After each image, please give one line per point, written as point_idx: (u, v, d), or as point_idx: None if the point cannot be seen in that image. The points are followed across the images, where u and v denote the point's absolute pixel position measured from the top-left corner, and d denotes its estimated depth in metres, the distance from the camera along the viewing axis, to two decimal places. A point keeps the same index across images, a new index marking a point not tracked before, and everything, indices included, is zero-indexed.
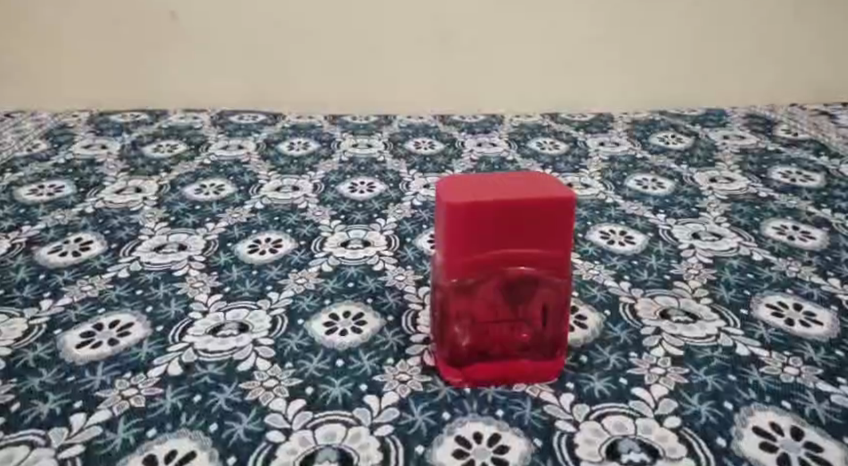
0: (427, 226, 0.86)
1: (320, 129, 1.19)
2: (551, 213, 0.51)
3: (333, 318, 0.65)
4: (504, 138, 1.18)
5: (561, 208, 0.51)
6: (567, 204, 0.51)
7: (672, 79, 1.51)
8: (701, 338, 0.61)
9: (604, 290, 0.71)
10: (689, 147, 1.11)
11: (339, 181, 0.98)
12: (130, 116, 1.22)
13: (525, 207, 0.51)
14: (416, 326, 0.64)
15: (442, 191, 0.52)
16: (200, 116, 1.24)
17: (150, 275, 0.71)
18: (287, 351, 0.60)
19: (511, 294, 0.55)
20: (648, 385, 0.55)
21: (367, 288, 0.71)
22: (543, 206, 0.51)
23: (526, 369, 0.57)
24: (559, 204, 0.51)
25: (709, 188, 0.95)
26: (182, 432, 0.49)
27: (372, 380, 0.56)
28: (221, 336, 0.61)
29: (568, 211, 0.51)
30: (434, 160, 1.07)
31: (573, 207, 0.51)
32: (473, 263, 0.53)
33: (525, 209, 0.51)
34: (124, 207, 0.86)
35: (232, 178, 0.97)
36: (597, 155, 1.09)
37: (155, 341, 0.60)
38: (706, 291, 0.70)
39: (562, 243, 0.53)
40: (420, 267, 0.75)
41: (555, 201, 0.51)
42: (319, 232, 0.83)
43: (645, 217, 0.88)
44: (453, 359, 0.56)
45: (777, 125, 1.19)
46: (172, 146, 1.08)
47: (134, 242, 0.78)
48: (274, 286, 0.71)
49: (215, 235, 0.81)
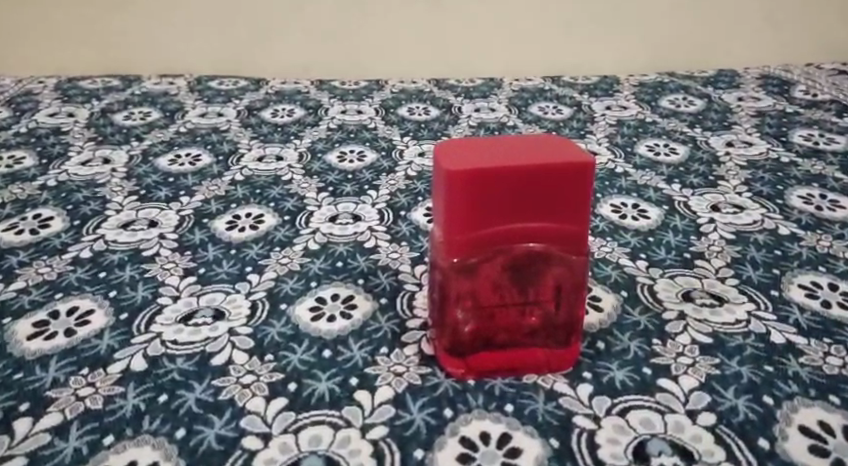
0: (423, 198, 0.79)
1: (306, 95, 1.11)
2: (566, 181, 0.44)
3: (319, 302, 0.59)
4: (504, 103, 1.10)
5: (577, 177, 0.44)
6: (584, 171, 0.44)
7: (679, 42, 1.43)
8: (731, 325, 0.55)
9: (619, 269, 0.64)
10: (702, 110, 1.04)
11: (327, 150, 0.91)
12: (102, 82, 1.13)
13: (538, 176, 0.44)
14: (413, 310, 0.58)
15: (440, 158, 0.45)
16: (176, 81, 1.15)
17: (115, 255, 0.64)
18: (268, 341, 0.53)
19: (519, 275, 0.48)
20: (675, 376, 0.49)
21: (358, 268, 0.64)
22: (557, 173, 0.44)
23: (537, 358, 0.51)
24: (575, 173, 0.44)
25: (726, 153, 0.89)
26: (144, 440, 0.43)
27: (364, 373, 0.50)
28: (192, 325, 0.54)
29: (586, 178, 0.44)
30: (429, 126, 1.00)
31: (591, 174, 0.44)
32: (476, 241, 0.46)
33: (537, 178, 0.44)
34: (90, 180, 0.79)
35: (210, 147, 0.90)
36: (604, 120, 1.02)
37: (117, 331, 0.53)
38: (732, 271, 0.64)
39: (578, 215, 0.46)
40: (416, 244, 0.69)
41: (571, 167, 0.44)
42: (305, 207, 0.76)
43: (659, 187, 0.81)
44: (456, 348, 0.50)
45: (793, 86, 1.12)
46: (145, 113, 1.00)
47: (100, 219, 0.71)
48: (255, 267, 0.64)
49: (191, 209, 0.74)
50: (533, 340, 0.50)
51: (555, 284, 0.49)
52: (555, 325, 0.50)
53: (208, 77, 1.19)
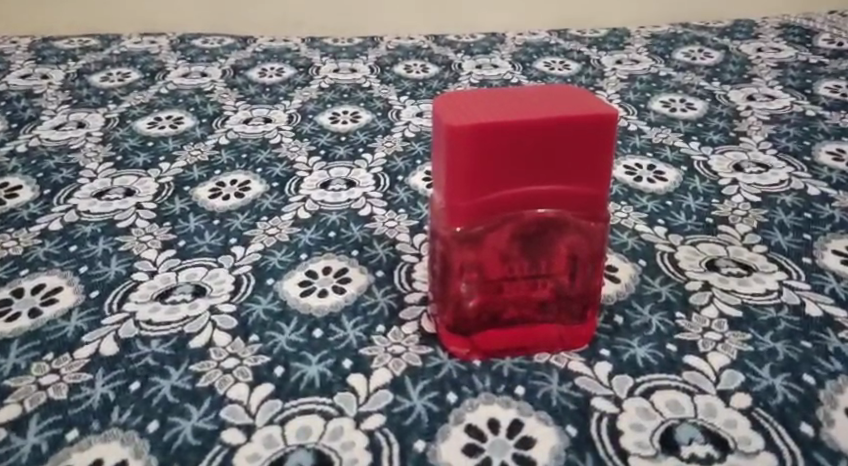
0: (422, 161, 0.73)
1: (296, 53, 1.04)
2: (583, 137, 0.39)
3: (309, 276, 0.54)
4: (507, 58, 1.04)
5: (596, 132, 0.39)
6: (605, 125, 0.39)
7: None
8: (761, 296, 0.50)
9: (636, 237, 0.59)
10: (719, 62, 1.00)
11: (318, 111, 0.85)
12: (78, 41, 1.07)
13: (552, 131, 0.38)
14: (412, 283, 0.53)
15: (441, 112, 0.39)
16: (158, 39, 1.09)
17: (88, 227, 0.59)
18: (253, 320, 0.48)
19: (530, 244, 0.43)
20: (704, 354, 0.44)
21: (352, 238, 0.59)
22: (575, 127, 0.38)
23: (549, 334, 0.46)
24: (595, 126, 0.39)
25: (747, 107, 0.85)
26: (112, 435, 0.38)
27: (358, 354, 0.45)
28: (170, 303, 0.49)
29: (607, 134, 0.39)
30: (428, 84, 0.94)
31: (612, 129, 0.39)
32: (482, 207, 0.41)
33: (552, 133, 0.38)
34: (63, 146, 0.74)
35: (192, 109, 0.84)
36: (614, 75, 0.97)
37: (87, 311, 0.48)
38: (759, 237, 0.59)
39: (597, 175, 0.41)
40: (415, 212, 0.63)
41: (590, 121, 0.38)
42: (294, 172, 0.70)
43: (676, 147, 0.76)
44: (460, 326, 0.45)
45: (817, 35, 1.08)
46: (123, 74, 0.94)
47: (72, 187, 0.66)
48: (239, 238, 0.59)
49: (171, 176, 0.68)
50: (545, 315, 0.45)
51: (569, 253, 0.44)
52: (569, 299, 0.45)
53: (192, 35, 1.12)
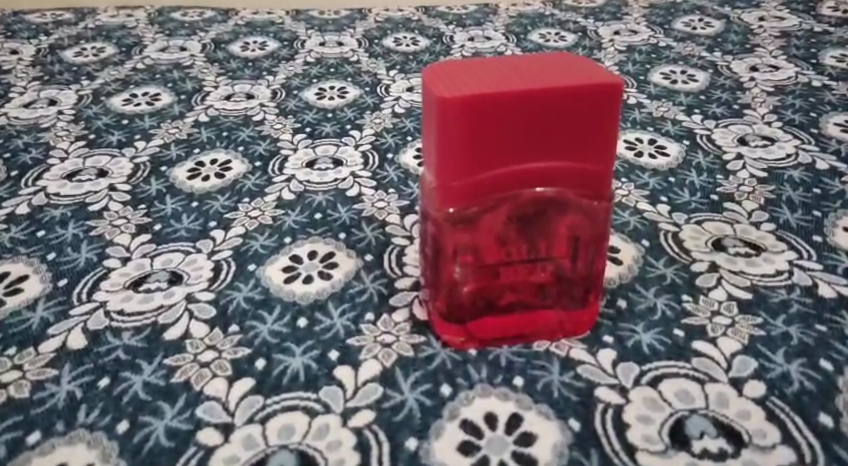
0: (413, 138, 0.70)
1: (280, 26, 1.00)
2: (585, 109, 0.36)
3: (294, 261, 0.50)
4: (500, 30, 1.00)
5: (598, 104, 0.36)
6: (609, 94, 0.35)
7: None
8: (772, 277, 0.47)
9: (638, 216, 0.56)
10: (720, 33, 0.96)
11: (303, 87, 0.81)
12: (52, 15, 1.02)
13: (551, 103, 0.35)
14: (403, 268, 0.50)
15: (430, 84, 0.36)
16: (135, 13, 1.04)
17: (57, 211, 0.56)
18: (233, 309, 0.45)
19: (528, 225, 0.40)
20: (713, 339, 0.42)
21: (339, 220, 0.56)
22: (577, 98, 0.35)
23: (550, 322, 0.43)
24: (598, 97, 0.35)
25: (750, 78, 0.82)
26: (78, 437, 0.35)
27: (345, 345, 0.42)
28: (144, 291, 0.46)
29: (612, 105, 0.36)
30: (418, 57, 0.90)
31: (617, 99, 0.36)
32: (476, 187, 0.37)
33: (552, 105, 0.35)
34: (33, 125, 0.70)
35: (170, 85, 0.80)
36: (612, 46, 0.93)
37: (53, 301, 0.45)
38: (767, 214, 0.56)
39: (600, 151, 0.38)
40: (406, 191, 0.60)
41: (593, 90, 0.35)
42: (278, 151, 0.67)
43: (678, 120, 0.73)
44: (454, 314, 0.42)
45: (821, 3, 1.05)
46: (98, 49, 0.90)
47: (42, 169, 0.62)
48: (220, 222, 0.55)
49: (147, 156, 0.65)
50: (545, 302, 0.42)
51: (570, 235, 0.41)
52: (570, 283, 0.42)
53: (172, 8, 1.07)
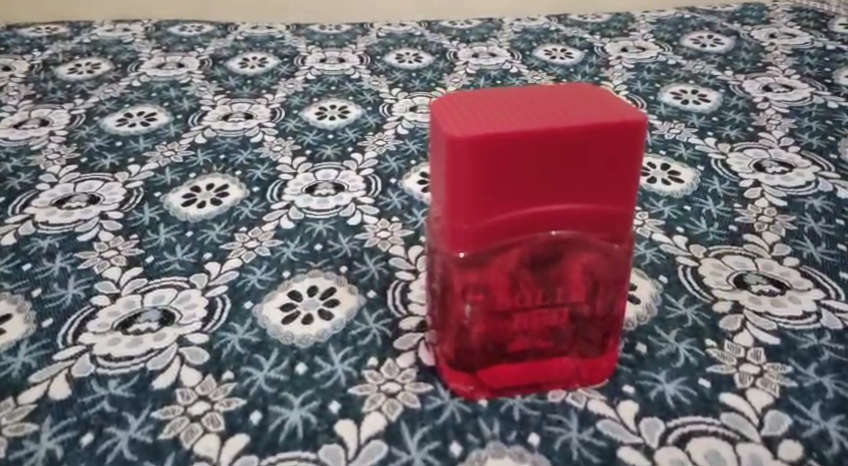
0: (416, 161, 0.67)
1: (280, 41, 0.97)
2: (606, 149, 0.33)
3: (292, 298, 0.48)
4: (505, 46, 0.97)
5: (620, 142, 0.33)
6: (634, 132, 0.33)
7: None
8: (799, 320, 0.45)
9: (654, 248, 0.54)
10: (731, 50, 0.94)
11: (303, 106, 0.78)
12: (46, 29, 0.99)
13: (569, 142, 0.32)
14: (408, 306, 0.47)
15: (439, 119, 0.33)
16: (132, 27, 1.02)
17: (44, 242, 0.53)
18: (227, 354, 0.42)
19: (544, 269, 0.37)
20: (742, 390, 0.39)
21: (340, 252, 0.53)
22: (597, 137, 0.33)
23: (565, 369, 0.40)
24: (621, 135, 0.33)
25: (764, 98, 0.79)
26: None
27: (347, 395, 0.39)
28: (133, 333, 0.44)
29: (635, 143, 0.33)
30: (421, 75, 0.87)
31: (641, 137, 0.33)
32: (488, 231, 0.34)
33: (571, 144, 0.32)
34: (23, 146, 0.67)
35: (166, 104, 0.77)
36: (620, 64, 0.91)
37: (36, 345, 0.42)
38: (790, 248, 0.53)
39: (621, 192, 0.35)
40: (410, 220, 0.57)
41: (616, 128, 0.33)
42: (277, 175, 0.64)
43: (691, 143, 0.70)
44: (463, 362, 0.39)
45: (831, 19, 1.02)
46: (93, 65, 0.87)
47: (30, 194, 0.59)
48: (215, 253, 0.53)
49: (140, 181, 0.62)
50: (561, 349, 0.39)
51: (588, 280, 0.38)
52: (588, 329, 0.39)
53: (170, 22, 1.05)
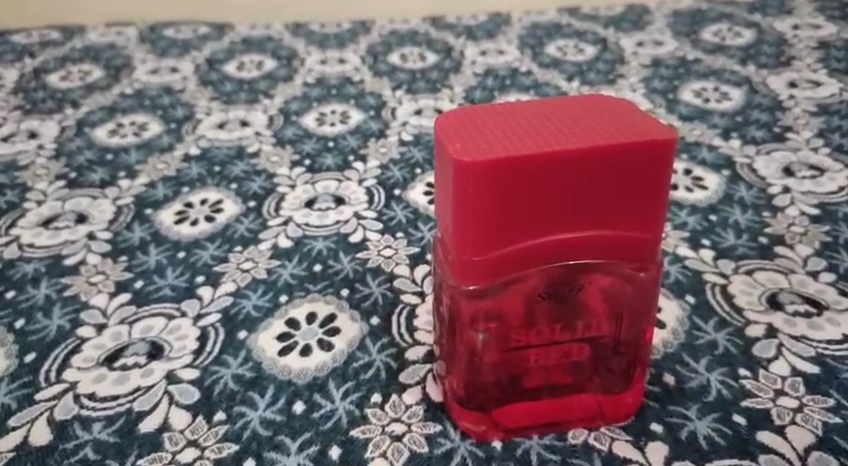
0: (422, 170, 0.64)
1: (278, 42, 0.94)
2: (629, 170, 0.29)
3: (290, 327, 0.44)
4: (513, 43, 0.93)
5: (646, 161, 0.29)
6: (663, 151, 0.29)
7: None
8: (840, 345, 0.41)
9: (679, 264, 0.50)
10: (752, 43, 0.89)
11: (302, 111, 0.75)
12: (38, 35, 0.96)
13: (589, 164, 0.29)
14: (414, 334, 0.44)
15: (444, 140, 0.30)
16: (125, 30, 0.98)
17: (29, 266, 0.50)
18: (219, 392, 0.39)
19: (562, 300, 0.33)
20: (780, 428, 0.35)
21: (341, 273, 0.50)
22: (621, 157, 0.29)
23: (587, 405, 0.36)
24: (649, 154, 0.29)
25: (789, 95, 0.75)
26: None
27: (348, 438, 0.36)
28: (119, 369, 0.41)
29: (664, 162, 0.29)
30: (426, 75, 0.84)
31: (670, 156, 0.29)
32: (498, 262, 0.31)
33: (592, 166, 0.29)
34: (10, 161, 0.64)
35: (159, 112, 0.74)
36: (636, 60, 0.87)
37: (17, 383, 0.40)
38: (825, 262, 0.49)
39: (649, 217, 0.31)
40: (415, 236, 0.54)
41: (643, 148, 0.29)
42: (275, 188, 0.61)
43: (713, 146, 0.66)
44: (474, 401, 0.35)
45: None
46: (86, 72, 0.84)
47: (16, 214, 0.57)
48: (208, 276, 0.49)
49: (131, 196, 0.59)
50: (581, 385, 0.36)
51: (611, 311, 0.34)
52: (612, 362, 0.36)
53: (165, 24, 1.01)
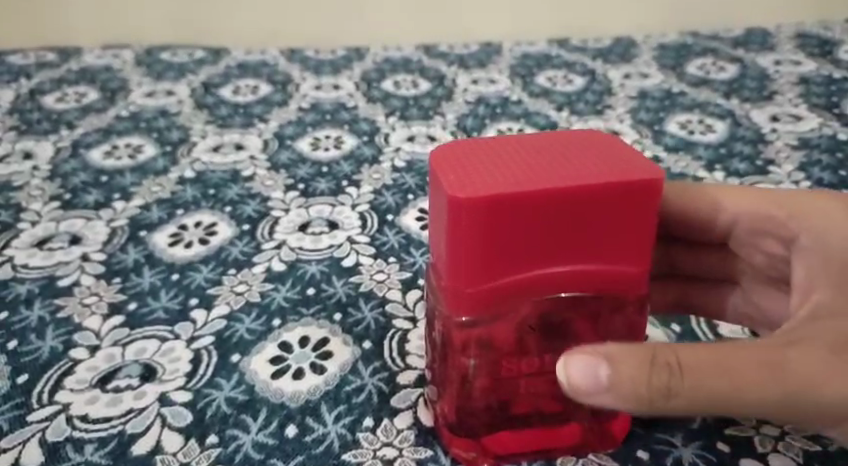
0: (414, 195, 0.65)
1: (273, 67, 0.95)
2: (617, 207, 0.31)
3: (283, 350, 0.45)
4: (504, 72, 0.95)
5: (633, 197, 0.31)
6: (649, 188, 0.30)
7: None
8: None
9: None
10: (736, 77, 0.92)
11: (296, 136, 0.76)
12: (34, 56, 0.97)
13: (578, 201, 0.30)
14: (406, 358, 0.44)
15: (440, 175, 0.31)
16: (122, 53, 0.99)
17: (23, 287, 0.51)
18: (212, 414, 0.39)
19: (553, 331, 0.34)
20: (763, 456, 0.37)
21: (334, 297, 0.50)
22: (609, 195, 0.30)
23: (575, 436, 0.37)
24: (636, 191, 0.30)
25: (771, 129, 0.77)
26: None
27: (340, 461, 0.36)
28: (111, 391, 0.41)
29: (650, 198, 0.31)
30: (419, 102, 0.85)
31: (656, 193, 0.31)
32: (490, 294, 0.32)
33: (582, 203, 0.30)
34: (4, 181, 0.65)
35: (154, 135, 0.75)
36: (623, 91, 0.89)
37: (10, 404, 0.40)
38: None
39: (635, 253, 0.32)
40: (408, 261, 0.55)
41: (630, 186, 0.30)
42: (269, 211, 0.62)
43: (698, 177, 0.68)
44: (465, 431, 0.36)
45: (837, 46, 1.01)
46: (82, 94, 0.85)
47: (10, 234, 0.57)
48: (202, 299, 0.50)
49: (125, 218, 0.60)
50: (571, 413, 0.36)
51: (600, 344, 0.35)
52: None
53: (161, 47, 1.03)
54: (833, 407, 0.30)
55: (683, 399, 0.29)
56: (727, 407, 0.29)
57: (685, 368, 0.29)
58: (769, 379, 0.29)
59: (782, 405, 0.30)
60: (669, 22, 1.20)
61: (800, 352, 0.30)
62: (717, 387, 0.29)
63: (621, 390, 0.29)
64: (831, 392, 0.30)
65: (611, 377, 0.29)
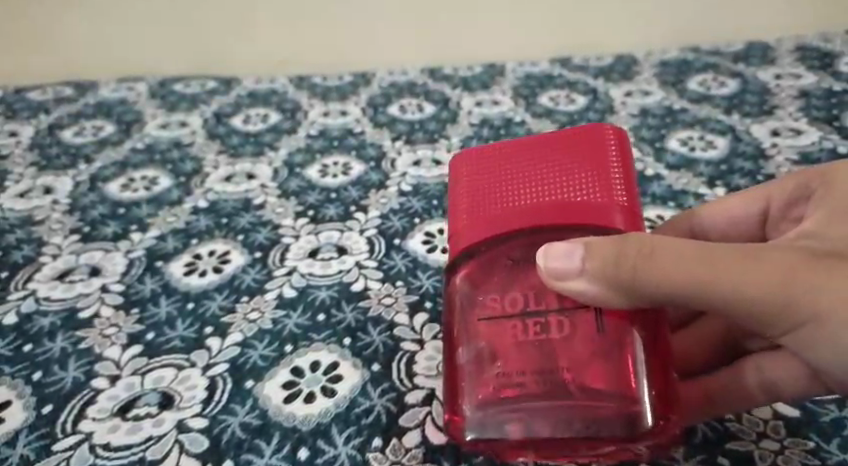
0: (421, 219, 0.66)
1: (282, 95, 0.98)
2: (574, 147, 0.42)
3: (295, 375, 0.46)
4: (508, 93, 0.97)
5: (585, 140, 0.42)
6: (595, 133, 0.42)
7: (717, 13, 1.19)
8: None
9: None
10: (737, 92, 0.93)
11: (305, 163, 0.78)
12: (52, 91, 1.01)
13: (543, 147, 0.43)
14: (413, 379, 0.46)
15: None
16: (136, 85, 1.02)
17: (46, 319, 0.53)
18: (227, 440, 0.41)
19: None
20: None
21: (344, 322, 0.52)
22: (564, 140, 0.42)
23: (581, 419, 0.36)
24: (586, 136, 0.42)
25: (772, 144, 0.78)
26: None
27: None
28: (132, 419, 0.43)
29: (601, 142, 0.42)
30: (424, 126, 0.87)
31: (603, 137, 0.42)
32: (485, 221, 0.41)
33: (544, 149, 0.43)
34: (27, 216, 0.67)
35: (169, 166, 0.78)
36: (625, 110, 0.90)
37: (35, 434, 0.42)
38: None
39: (604, 186, 0.40)
40: (415, 285, 0.56)
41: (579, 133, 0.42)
42: (279, 238, 0.64)
43: (700, 193, 0.69)
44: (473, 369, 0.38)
45: (838, 58, 1.01)
46: (98, 127, 0.88)
47: (33, 268, 0.59)
48: (217, 327, 0.52)
49: (142, 249, 0.62)
50: (599, 391, 0.36)
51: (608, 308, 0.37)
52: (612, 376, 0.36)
53: (175, 78, 1.06)
54: (804, 311, 0.33)
55: (654, 278, 0.34)
56: (698, 292, 0.34)
57: (655, 253, 0.35)
58: (740, 267, 0.34)
59: (745, 293, 0.34)
60: (671, 37, 1.21)
61: (772, 253, 0.34)
62: (685, 269, 0.34)
63: (597, 272, 0.35)
64: (799, 290, 0.33)
65: (590, 261, 0.35)
